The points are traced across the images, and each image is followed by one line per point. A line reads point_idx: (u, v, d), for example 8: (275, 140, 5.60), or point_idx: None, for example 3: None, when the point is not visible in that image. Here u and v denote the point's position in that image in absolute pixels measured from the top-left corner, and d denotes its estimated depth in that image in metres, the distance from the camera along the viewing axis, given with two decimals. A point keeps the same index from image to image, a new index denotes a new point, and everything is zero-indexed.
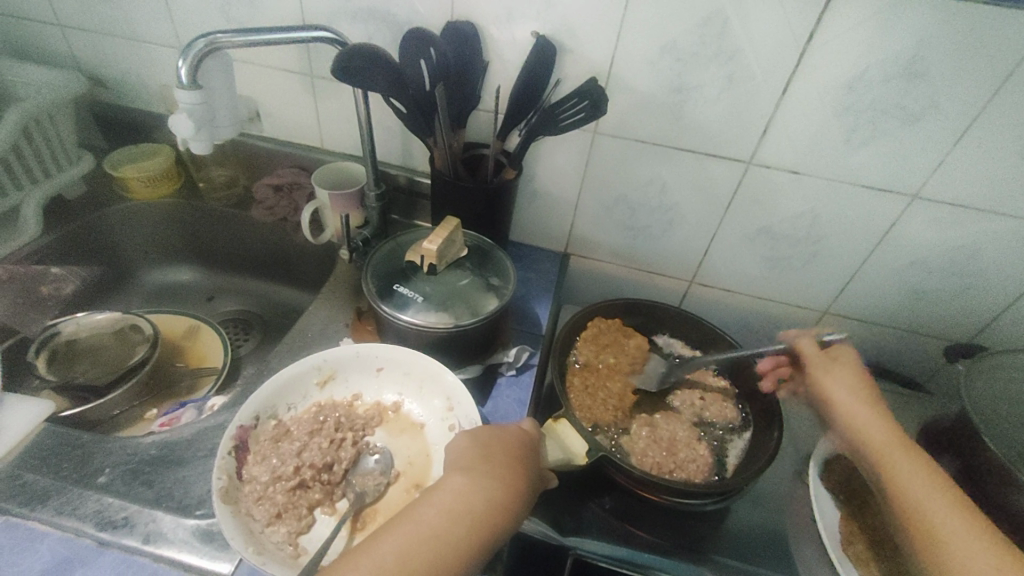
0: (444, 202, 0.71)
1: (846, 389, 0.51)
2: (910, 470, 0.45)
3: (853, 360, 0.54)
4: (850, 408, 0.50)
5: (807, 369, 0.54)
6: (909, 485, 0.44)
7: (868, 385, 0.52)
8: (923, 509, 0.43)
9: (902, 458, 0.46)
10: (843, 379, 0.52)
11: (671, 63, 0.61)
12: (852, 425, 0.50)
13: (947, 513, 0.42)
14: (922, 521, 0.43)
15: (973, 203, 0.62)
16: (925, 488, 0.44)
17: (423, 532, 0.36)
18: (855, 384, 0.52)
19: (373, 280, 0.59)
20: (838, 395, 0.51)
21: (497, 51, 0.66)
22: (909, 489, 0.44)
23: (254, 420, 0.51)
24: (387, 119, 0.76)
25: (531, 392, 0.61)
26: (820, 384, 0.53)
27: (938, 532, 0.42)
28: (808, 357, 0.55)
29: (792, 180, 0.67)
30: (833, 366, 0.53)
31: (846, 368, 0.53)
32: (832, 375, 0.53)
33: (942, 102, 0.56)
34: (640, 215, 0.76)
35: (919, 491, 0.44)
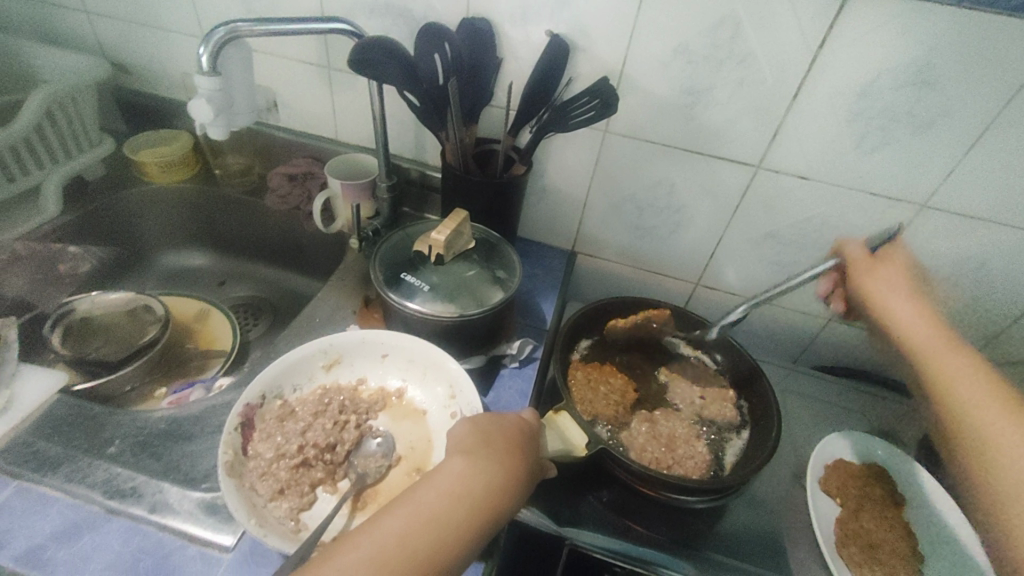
0: (454, 196, 0.72)
1: (890, 288, 0.55)
2: (950, 363, 0.49)
3: (902, 258, 0.57)
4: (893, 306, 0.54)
5: (853, 270, 0.58)
6: (947, 372, 0.49)
7: (911, 284, 0.56)
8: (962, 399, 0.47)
9: (947, 357, 0.50)
10: (883, 278, 0.56)
11: (683, 64, 0.62)
12: (895, 322, 0.54)
13: (982, 400, 0.47)
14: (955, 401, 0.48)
15: (981, 213, 0.62)
16: (966, 378, 0.48)
17: (425, 513, 0.37)
18: (905, 283, 0.55)
19: (382, 268, 0.60)
20: (882, 293, 0.55)
21: (511, 48, 0.67)
22: (949, 378, 0.49)
23: (260, 399, 0.53)
24: (401, 112, 0.77)
25: (533, 384, 0.62)
26: (863, 285, 0.57)
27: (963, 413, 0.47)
28: (852, 260, 0.58)
29: (800, 184, 0.67)
30: (876, 268, 0.57)
31: (894, 269, 0.56)
32: (879, 272, 0.56)
33: (952, 110, 0.57)
34: (648, 215, 0.76)
35: (957, 378, 0.49)
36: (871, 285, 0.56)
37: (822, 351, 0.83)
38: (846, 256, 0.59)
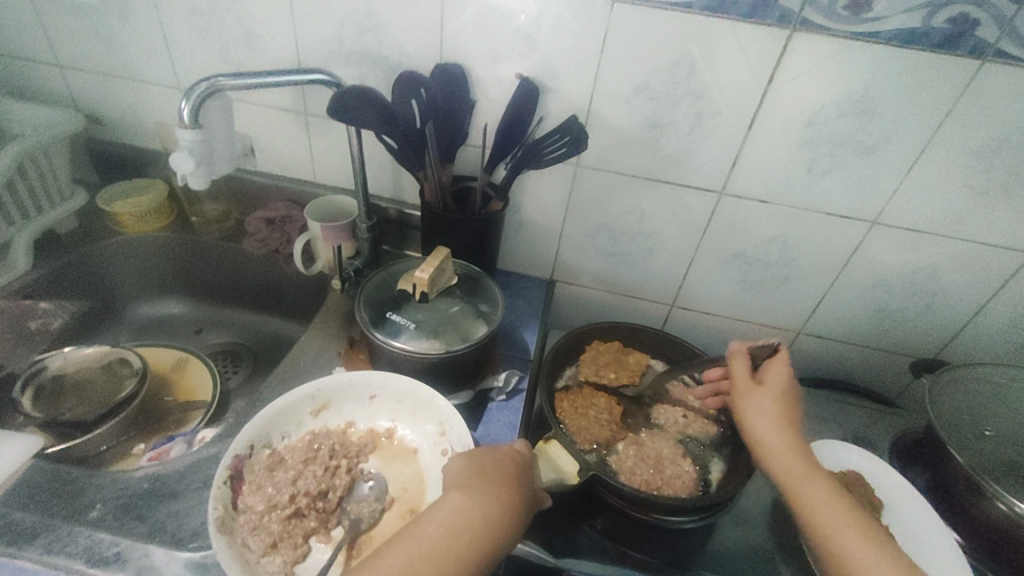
0: (433, 233, 0.74)
1: (766, 427, 0.52)
2: (832, 519, 0.46)
3: (781, 375, 0.55)
4: (775, 444, 0.51)
5: (734, 394, 0.56)
6: (826, 522, 0.46)
7: (790, 409, 0.53)
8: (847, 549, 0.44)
9: (812, 489, 0.48)
10: (760, 403, 0.54)
11: (645, 101, 0.66)
12: (773, 459, 0.51)
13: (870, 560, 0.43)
14: (843, 566, 0.44)
15: (927, 226, 0.67)
16: (853, 537, 0.45)
17: (423, 550, 0.37)
18: (781, 411, 0.53)
19: (366, 309, 0.61)
20: (762, 423, 0.52)
21: (483, 91, 0.71)
22: (831, 530, 0.46)
23: (248, 450, 0.52)
24: (379, 154, 0.79)
25: (521, 415, 0.63)
26: (742, 414, 0.54)
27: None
28: (736, 383, 0.57)
29: (761, 208, 0.71)
30: (755, 390, 0.55)
31: (776, 391, 0.54)
32: (762, 396, 0.54)
33: (891, 136, 0.62)
34: (622, 242, 0.79)
35: (841, 534, 0.45)
36: (748, 412, 0.54)
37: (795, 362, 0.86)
38: (733, 374, 0.57)
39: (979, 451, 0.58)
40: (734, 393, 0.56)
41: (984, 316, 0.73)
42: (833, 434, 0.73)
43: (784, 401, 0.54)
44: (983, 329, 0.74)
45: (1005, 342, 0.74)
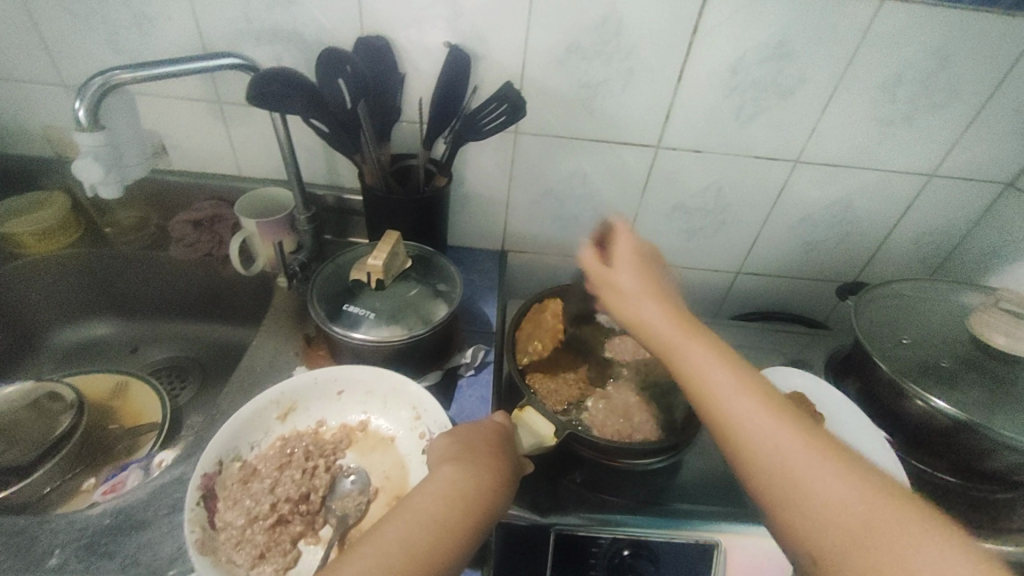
0: (378, 217, 0.71)
1: (625, 306, 0.50)
2: (698, 359, 0.45)
3: (634, 247, 0.54)
4: (638, 311, 0.49)
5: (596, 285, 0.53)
6: (698, 370, 0.44)
7: (649, 282, 0.51)
8: (730, 413, 0.42)
9: (692, 356, 0.45)
10: (620, 284, 0.51)
11: (577, 61, 0.66)
12: (645, 329, 0.49)
13: (742, 395, 0.42)
14: (709, 398, 0.43)
15: (843, 160, 0.72)
16: (725, 377, 0.43)
17: (423, 519, 0.38)
18: (641, 280, 0.51)
19: (321, 304, 0.59)
20: (629, 305, 0.50)
21: (411, 62, 0.67)
22: (705, 374, 0.44)
23: (217, 467, 0.50)
24: (308, 139, 0.75)
25: (492, 387, 0.64)
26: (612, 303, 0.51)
27: (727, 415, 0.42)
28: (597, 273, 0.54)
29: (696, 158, 0.74)
30: (611, 271, 0.52)
31: (631, 264, 0.52)
32: (619, 271, 0.52)
33: (807, 79, 0.65)
34: (567, 205, 0.80)
35: (713, 378, 0.43)
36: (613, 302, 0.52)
37: (736, 301, 0.92)
38: (591, 270, 0.54)
39: (897, 355, 0.59)
40: (597, 281, 0.54)
41: (893, 238, 0.81)
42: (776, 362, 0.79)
43: (640, 272, 0.51)
44: (894, 250, 0.82)
45: (911, 259, 0.83)
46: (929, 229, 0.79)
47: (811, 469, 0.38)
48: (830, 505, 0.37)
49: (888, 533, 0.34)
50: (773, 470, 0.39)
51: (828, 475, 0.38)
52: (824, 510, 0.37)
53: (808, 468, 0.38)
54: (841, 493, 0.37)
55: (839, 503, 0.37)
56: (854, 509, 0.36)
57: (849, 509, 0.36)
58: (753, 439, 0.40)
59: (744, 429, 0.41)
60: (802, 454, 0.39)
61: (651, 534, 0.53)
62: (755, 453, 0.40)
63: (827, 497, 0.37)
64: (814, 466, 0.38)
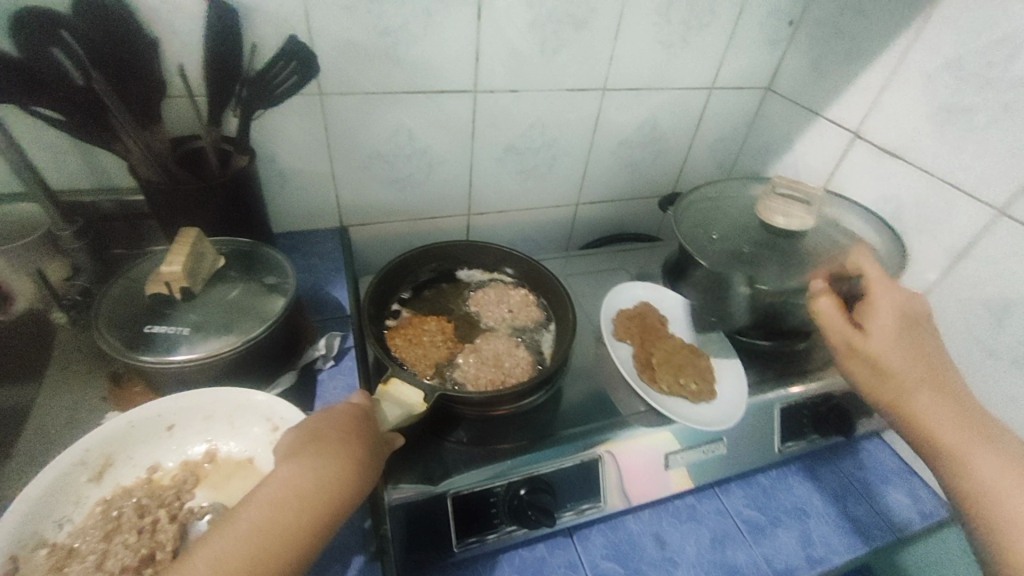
0: (171, 216, 0.59)
1: (879, 359, 0.48)
2: (944, 420, 0.45)
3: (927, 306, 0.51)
4: (893, 353, 0.47)
5: (840, 346, 0.50)
6: (953, 457, 0.43)
7: (912, 353, 0.47)
8: (989, 507, 0.40)
9: (948, 442, 0.44)
10: (874, 352, 0.48)
11: (366, 5, 0.60)
12: (902, 411, 0.46)
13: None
14: (951, 445, 0.44)
15: (641, 83, 0.78)
16: (987, 476, 0.41)
17: (243, 529, 0.33)
18: (924, 334, 0.49)
19: (114, 332, 0.48)
20: (875, 378, 0.48)
21: (160, 23, 0.55)
22: (964, 475, 0.42)
23: (12, 563, 0.39)
24: (44, 134, 0.58)
25: (358, 372, 0.60)
26: (878, 348, 0.48)
27: (995, 510, 0.40)
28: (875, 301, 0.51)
29: (515, 98, 0.73)
30: (867, 333, 0.49)
31: (889, 326, 0.48)
32: (879, 338, 0.48)
33: (595, 7, 0.68)
34: (397, 166, 0.75)
35: (977, 478, 0.42)
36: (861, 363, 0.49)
37: (583, 232, 0.97)
38: (882, 298, 0.50)
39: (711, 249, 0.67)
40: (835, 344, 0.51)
41: (695, 148, 0.91)
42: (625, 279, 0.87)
43: (898, 343, 0.48)
44: (697, 160, 0.93)
45: (711, 165, 0.95)
46: (720, 136, 0.91)
47: (1014, 505, 0.40)
48: None
49: None
50: (979, 493, 0.41)
51: None
52: None
53: None
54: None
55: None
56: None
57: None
58: (1019, 549, 0.38)
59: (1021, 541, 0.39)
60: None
61: (541, 468, 0.55)
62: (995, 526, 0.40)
63: None
64: None
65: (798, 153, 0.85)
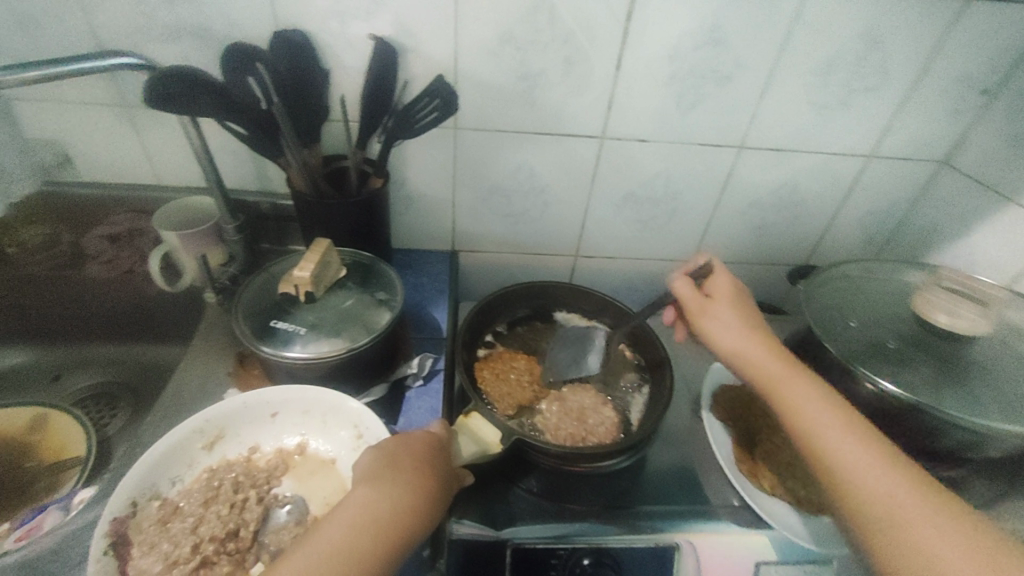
0: (312, 224, 0.66)
1: (721, 321, 0.55)
2: (774, 365, 0.50)
3: (730, 299, 0.56)
4: (713, 331, 0.54)
5: (692, 313, 0.57)
6: (797, 400, 0.47)
7: (744, 320, 0.54)
8: (814, 430, 0.45)
9: (789, 381, 0.48)
10: (718, 315, 0.55)
11: (512, 52, 0.63)
12: (742, 360, 0.52)
13: (840, 431, 0.44)
14: (773, 386, 0.49)
15: (785, 144, 0.72)
16: (815, 404, 0.46)
17: (322, 549, 0.34)
18: (736, 317, 0.55)
19: (246, 321, 0.54)
20: (717, 333, 0.54)
21: (335, 58, 0.63)
22: (798, 408, 0.47)
23: (131, 508, 0.45)
24: (231, 143, 0.69)
25: (443, 397, 0.61)
26: (703, 326, 0.56)
27: (814, 432, 0.45)
28: (686, 299, 0.58)
29: (642, 147, 0.72)
30: (709, 304, 0.56)
31: (727, 299, 0.57)
32: (717, 303, 0.56)
33: (744, 64, 0.64)
34: (515, 201, 0.77)
35: (809, 408, 0.46)
36: (709, 325, 0.55)
37: None
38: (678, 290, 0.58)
39: (845, 337, 0.59)
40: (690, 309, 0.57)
41: (840, 218, 0.81)
42: None
43: (735, 307, 0.56)
44: (840, 231, 0.83)
45: (857, 239, 0.84)
46: (873, 210, 0.80)
47: (830, 427, 0.45)
48: (856, 470, 0.42)
49: (851, 453, 0.43)
50: (808, 431, 0.46)
51: (880, 484, 0.41)
52: (845, 473, 0.42)
53: (860, 481, 0.42)
54: (870, 468, 0.42)
55: (883, 499, 0.41)
56: (899, 502, 0.40)
57: (876, 480, 0.41)
58: (835, 454, 0.43)
59: (837, 452, 0.43)
60: (845, 435, 0.44)
61: (611, 541, 0.51)
62: (817, 444, 0.45)
63: (851, 459, 0.43)
64: (865, 463, 0.42)
65: (974, 241, 0.73)
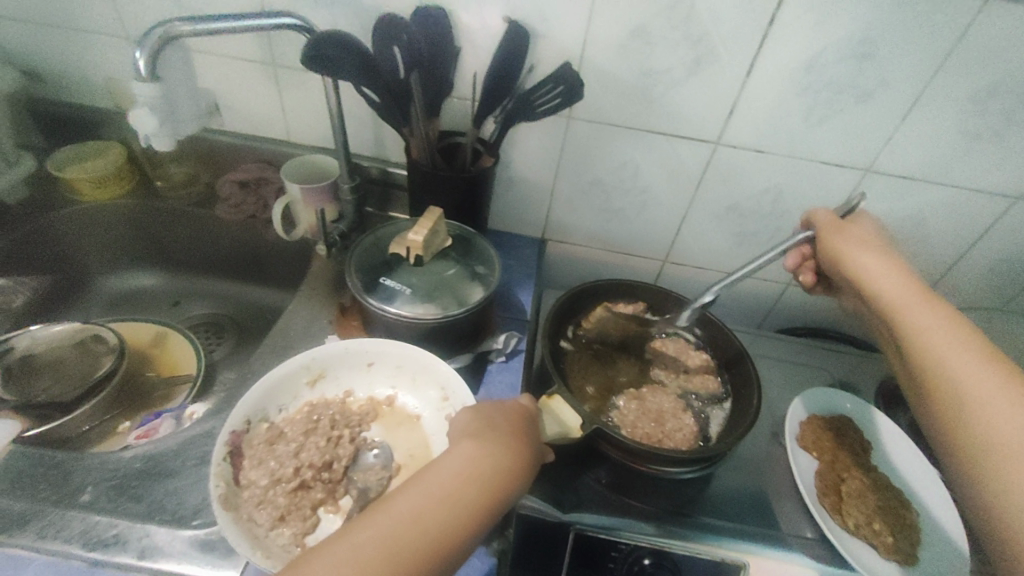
0: (422, 193, 0.70)
1: (852, 243, 0.53)
2: (890, 284, 0.49)
3: (870, 232, 0.55)
4: (842, 249, 0.53)
5: (821, 235, 0.56)
6: (916, 314, 0.46)
7: (882, 245, 0.53)
8: (929, 347, 0.44)
9: (913, 303, 0.47)
10: (851, 240, 0.54)
11: (641, 47, 0.62)
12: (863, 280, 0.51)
13: (959, 350, 0.43)
14: (895, 305, 0.48)
15: (916, 173, 0.67)
16: (936, 321, 0.45)
17: (436, 495, 0.37)
18: (874, 243, 0.53)
19: (357, 274, 0.58)
20: (848, 252, 0.53)
21: (468, 37, 0.65)
22: (917, 324, 0.46)
23: (245, 424, 0.50)
24: (357, 108, 0.74)
25: (522, 376, 0.62)
26: (831, 246, 0.55)
27: (927, 346, 0.44)
28: (822, 228, 0.57)
29: (757, 158, 0.69)
30: (845, 230, 0.55)
31: (862, 232, 0.55)
32: (850, 233, 0.55)
33: (889, 81, 0.60)
34: (614, 197, 0.77)
35: (927, 326, 0.45)
36: (839, 245, 0.54)
37: (783, 314, 0.87)
38: (816, 222, 0.58)
39: None
40: (820, 232, 0.57)
41: (964, 262, 0.75)
42: (822, 378, 0.74)
43: (869, 237, 0.54)
44: (963, 275, 0.76)
45: (981, 287, 0.77)
46: (1008, 257, 0.73)
47: (952, 346, 0.43)
48: (968, 384, 0.41)
49: (964, 367, 0.42)
50: (923, 345, 0.44)
51: (992, 396, 0.40)
52: (956, 383, 0.42)
53: (968, 394, 0.41)
54: (996, 402, 0.39)
55: (988, 409, 0.39)
56: (1006, 419, 0.38)
57: (991, 406, 0.39)
58: (945, 366, 0.43)
59: (946, 365, 0.43)
60: (964, 357, 0.42)
61: (673, 546, 0.50)
62: (927, 358, 0.44)
63: (961, 372, 0.42)
64: (978, 379, 0.41)
65: None
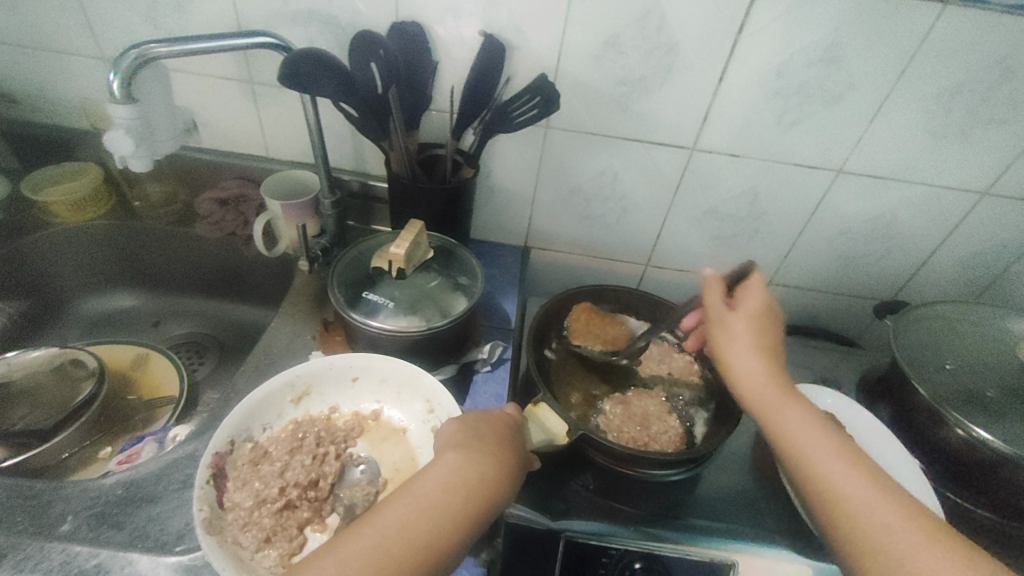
0: (403, 206, 0.70)
1: (731, 340, 0.51)
2: (766, 390, 0.48)
3: (756, 313, 0.51)
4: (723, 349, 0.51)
5: (709, 323, 0.53)
6: (798, 435, 0.45)
7: (760, 337, 0.50)
8: (825, 478, 0.42)
9: (789, 415, 0.46)
10: (733, 332, 0.51)
11: (615, 57, 0.64)
12: (743, 384, 0.49)
13: (848, 478, 0.42)
14: (769, 415, 0.47)
15: (886, 172, 0.69)
16: (822, 444, 0.44)
17: (422, 505, 0.37)
18: (750, 334, 0.50)
19: (340, 289, 0.58)
20: (729, 350, 0.51)
21: (444, 49, 0.66)
22: (806, 447, 0.44)
23: (229, 445, 0.49)
24: (336, 123, 0.74)
25: (508, 385, 0.63)
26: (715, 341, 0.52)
27: (820, 475, 0.43)
28: (710, 309, 0.53)
29: (732, 162, 0.71)
30: (727, 316, 0.52)
31: (750, 316, 0.52)
32: (737, 317, 0.52)
33: (855, 84, 0.62)
34: (594, 203, 0.78)
35: (815, 451, 0.44)
36: (721, 342, 0.52)
37: None
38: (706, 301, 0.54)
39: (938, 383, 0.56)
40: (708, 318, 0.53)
41: (936, 257, 0.77)
42: (805, 375, 0.76)
43: (756, 322, 0.51)
44: (936, 269, 0.78)
45: (953, 280, 0.79)
46: (977, 251, 0.75)
47: (839, 467, 0.43)
48: (874, 521, 0.40)
49: (861, 498, 0.41)
50: (820, 471, 0.43)
51: (894, 528, 0.39)
52: (858, 517, 0.40)
53: (872, 530, 0.39)
54: (897, 539, 0.38)
55: (888, 546, 0.38)
56: (905, 557, 0.37)
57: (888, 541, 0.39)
58: (842, 498, 0.41)
59: (843, 501, 0.41)
60: (858, 486, 0.41)
61: (663, 549, 0.50)
62: (827, 485, 0.42)
63: (861, 502, 0.41)
64: (872, 511, 0.40)
65: None
